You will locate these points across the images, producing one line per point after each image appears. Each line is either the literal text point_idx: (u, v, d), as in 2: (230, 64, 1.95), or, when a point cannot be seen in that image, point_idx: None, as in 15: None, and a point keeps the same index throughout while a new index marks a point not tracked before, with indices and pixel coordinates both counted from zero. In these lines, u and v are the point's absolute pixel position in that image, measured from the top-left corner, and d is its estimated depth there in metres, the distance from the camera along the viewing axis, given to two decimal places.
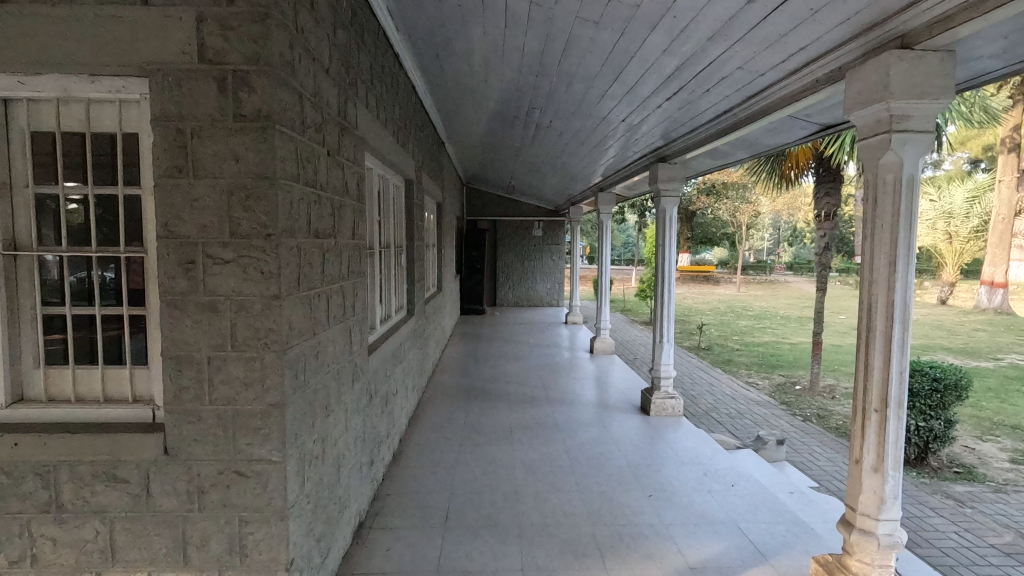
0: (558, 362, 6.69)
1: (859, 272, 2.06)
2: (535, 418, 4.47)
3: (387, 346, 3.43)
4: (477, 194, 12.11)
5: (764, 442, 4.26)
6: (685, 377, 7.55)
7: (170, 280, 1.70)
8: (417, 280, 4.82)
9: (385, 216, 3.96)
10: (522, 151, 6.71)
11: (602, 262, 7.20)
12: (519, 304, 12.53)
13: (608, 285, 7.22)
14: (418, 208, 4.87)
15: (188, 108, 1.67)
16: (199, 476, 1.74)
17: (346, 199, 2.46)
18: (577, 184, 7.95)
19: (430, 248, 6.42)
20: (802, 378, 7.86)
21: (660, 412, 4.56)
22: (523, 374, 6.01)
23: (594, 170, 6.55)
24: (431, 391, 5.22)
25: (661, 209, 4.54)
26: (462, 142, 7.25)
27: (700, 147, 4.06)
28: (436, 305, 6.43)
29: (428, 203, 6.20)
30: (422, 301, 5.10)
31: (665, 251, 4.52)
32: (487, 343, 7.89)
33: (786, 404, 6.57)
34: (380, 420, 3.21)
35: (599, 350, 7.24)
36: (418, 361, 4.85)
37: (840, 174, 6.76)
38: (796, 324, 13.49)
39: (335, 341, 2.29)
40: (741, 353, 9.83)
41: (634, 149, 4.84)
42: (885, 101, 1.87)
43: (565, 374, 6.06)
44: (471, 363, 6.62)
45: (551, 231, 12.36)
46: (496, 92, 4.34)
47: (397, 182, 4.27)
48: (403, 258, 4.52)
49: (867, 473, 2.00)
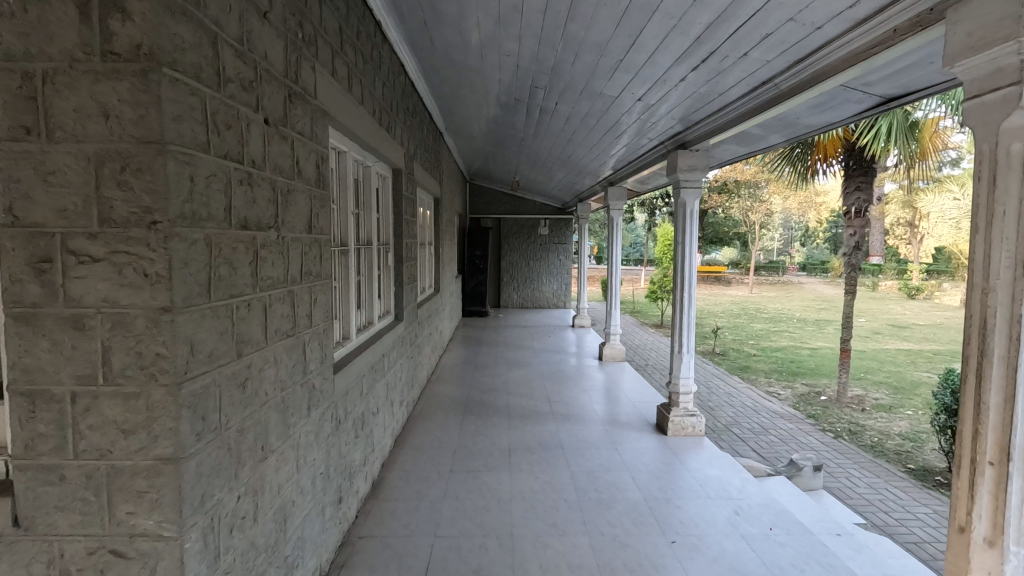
0: (564, 371, 6.18)
1: (968, 276, 1.56)
2: (538, 437, 3.97)
3: (365, 359, 2.95)
4: (480, 191, 11.64)
5: (798, 468, 3.74)
6: (701, 388, 7.02)
7: (18, 287, 1.22)
8: (407, 283, 4.34)
9: (367, 210, 3.47)
10: (526, 141, 6.21)
11: (611, 263, 6.68)
12: (525, 305, 12.03)
13: (618, 286, 6.70)
14: (409, 201, 4.40)
15: (39, 45, 1.18)
16: (62, 557, 1.26)
17: (298, 182, 1.97)
18: (584, 178, 7.43)
19: (425, 246, 5.95)
20: (828, 388, 7.30)
21: (679, 432, 4.05)
22: (526, 385, 5.50)
23: (603, 161, 6.03)
24: (424, 404, 4.73)
25: (680, 203, 4.03)
26: (462, 134, 6.77)
27: (727, 130, 3.53)
28: (431, 309, 5.96)
29: (423, 198, 5.72)
30: (413, 305, 4.62)
31: (685, 250, 4.01)
32: (489, 349, 7.39)
33: (813, 418, 6.02)
34: (351, 447, 2.72)
35: (609, 357, 6.72)
36: (407, 373, 4.36)
37: (872, 167, 6.20)
38: (814, 328, 12.88)
39: (278, 361, 1.80)
40: (758, 359, 9.27)
41: (649, 136, 4.32)
42: (1015, 41, 1.35)
43: (571, 385, 5.56)
44: (470, 371, 6.13)
45: (558, 230, 11.85)
46: (493, 70, 3.84)
47: (382, 171, 3.79)
48: (390, 257, 4.04)
49: (979, 545, 1.53)
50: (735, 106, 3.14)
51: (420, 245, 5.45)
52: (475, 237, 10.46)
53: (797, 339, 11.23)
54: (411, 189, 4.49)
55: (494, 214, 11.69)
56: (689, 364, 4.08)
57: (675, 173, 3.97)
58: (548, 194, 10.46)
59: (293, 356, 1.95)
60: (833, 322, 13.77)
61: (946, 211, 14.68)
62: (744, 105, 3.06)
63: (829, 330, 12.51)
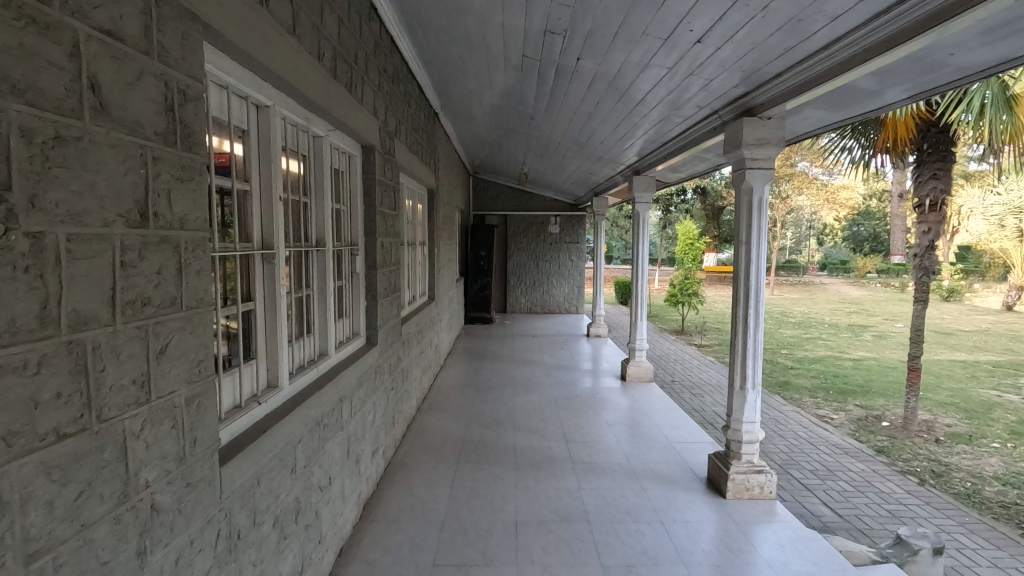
0: (581, 396, 5.18)
1: None
2: (553, 503, 2.98)
3: (299, 420, 1.97)
4: (485, 185, 10.67)
5: (912, 551, 2.72)
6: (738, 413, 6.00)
7: None
8: (384, 295, 3.35)
9: (319, 198, 2.49)
10: (536, 123, 5.21)
11: (637, 266, 5.67)
12: (533, 309, 11.02)
13: (644, 294, 5.68)
14: (387, 190, 3.42)
15: None
16: None
17: (94, 124, 0.99)
18: (602, 168, 6.42)
19: (414, 247, 4.97)
20: (888, 411, 6.25)
21: (741, 495, 3.04)
22: (535, 416, 4.49)
23: (628, 145, 5.01)
24: (408, 445, 3.77)
25: (742, 189, 3.02)
26: (460, 115, 5.77)
27: (821, 88, 2.53)
28: (424, 322, 4.98)
29: (412, 187, 4.74)
30: (394, 321, 3.65)
31: (752, 250, 2.97)
32: (492, 365, 6.39)
33: (881, 453, 4.98)
34: (269, 564, 1.74)
35: (633, 377, 5.70)
36: (384, 411, 3.38)
37: (951, 151, 5.13)
38: (850, 335, 11.76)
39: (13, 506, 0.82)
40: (797, 373, 8.21)
41: (698, 103, 3.31)
42: None
43: (591, 416, 4.53)
44: (470, 395, 5.15)
45: (570, 227, 10.85)
46: (494, 11, 2.84)
47: (344, 146, 2.80)
48: (358, 263, 3.06)
49: None
50: (847, 43, 2.14)
51: (406, 247, 4.47)
52: (478, 236, 9.49)
53: (834, 349, 10.12)
54: (390, 174, 3.52)
55: (500, 210, 10.71)
56: (755, 405, 3.06)
57: (738, 149, 2.96)
58: (559, 187, 9.44)
59: (82, 474, 0.97)
60: (869, 328, 12.64)
61: (987, 204, 12.87)
62: (866, 37, 2.06)
63: (867, 338, 11.39)
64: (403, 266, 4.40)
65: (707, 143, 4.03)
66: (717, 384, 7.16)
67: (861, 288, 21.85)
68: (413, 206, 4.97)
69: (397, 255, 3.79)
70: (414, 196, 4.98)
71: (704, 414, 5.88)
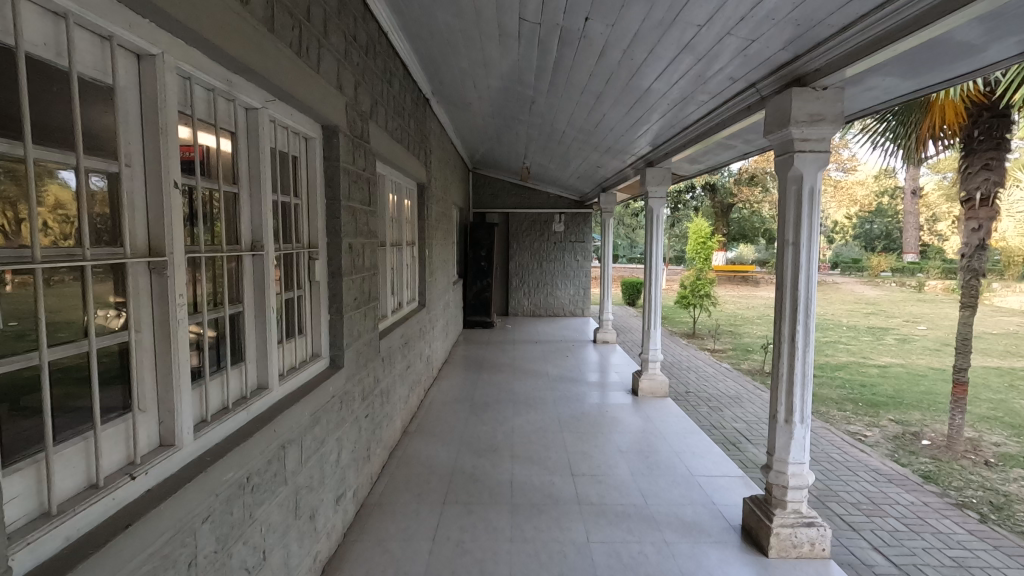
0: (588, 415, 4.62)
1: None
2: (556, 564, 2.43)
3: (202, 492, 1.42)
4: (486, 181, 10.12)
5: None
6: (760, 429, 5.43)
7: None
8: (353, 307, 2.80)
9: (255, 188, 1.95)
10: (537, 108, 4.64)
11: (651, 267, 5.11)
12: (536, 312, 10.46)
13: (659, 299, 5.10)
14: (358, 181, 2.87)
15: None
16: None
17: None
18: (610, 160, 5.85)
19: (399, 247, 4.41)
20: (927, 429, 5.66)
21: (786, 553, 2.47)
22: (535, 441, 3.93)
23: (642, 132, 4.43)
24: (387, 481, 3.23)
25: (787, 177, 2.45)
26: (454, 101, 5.21)
27: (903, 45, 1.95)
28: (412, 332, 4.43)
29: (395, 180, 4.18)
30: (369, 336, 3.09)
31: (802, 254, 2.40)
32: (490, 376, 5.84)
33: (929, 480, 4.40)
34: None
35: (646, 392, 5.13)
36: (355, 446, 2.84)
37: (1005, 138, 4.52)
38: (872, 338, 11.13)
39: None
40: (821, 382, 7.62)
41: (731, 75, 2.74)
42: None
43: (599, 440, 3.97)
44: (465, 413, 4.60)
45: (575, 225, 10.27)
46: None
47: (293, 124, 2.25)
48: (316, 268, 2.51)
49: None
50: None
51: (386, 248, 3.92)
52: (477, 234, 8.94)
53: (857, 355, 9.50)
54: (363, 162, 2.96)
55: (501, 208, 10.16)
56: (804, 443, 2.49)
57: (783, 128, 2.39)
58: (563, 183, 8.88)
59: None
60: (891, 331, 12.00)
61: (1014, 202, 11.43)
62: None
63: (890, 342, 10.75)
64: (382, 269, 3.84)
65: (735, 128, 3.46)
66: (735, 396, 6.59)
67: (875, 287, 21.17)
68: (398, 202, 4.41)
69: (374, 257, 3.24)
70: (399, 191, 4.43)
71: (724, 432, 5.31)
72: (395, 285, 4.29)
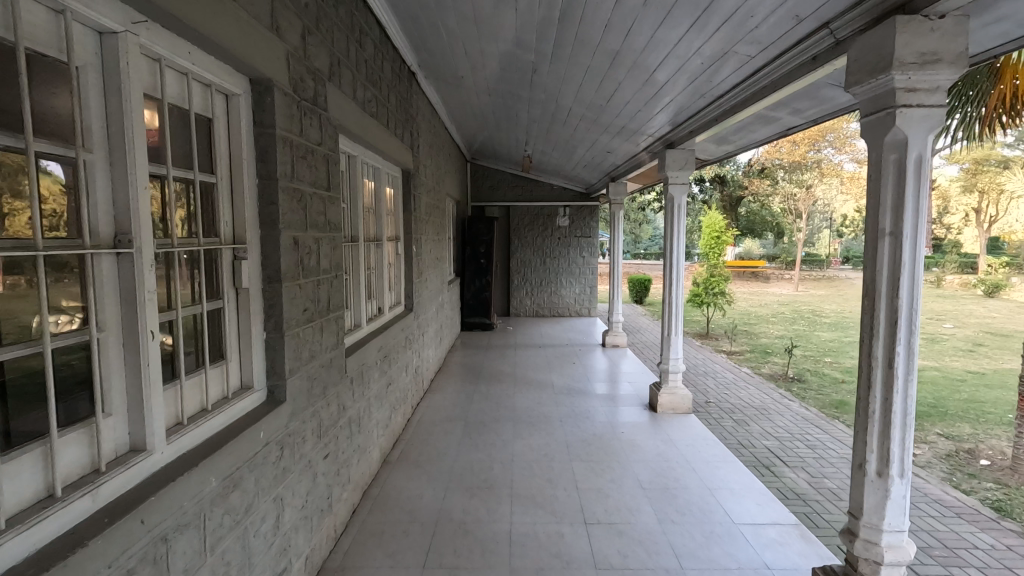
0: (602, 436, 3.97)
1: None
2: None
3: None
4: (485, 172, 9.47)
5: None
6: (795, 449, 4.76)
7: None
8: (302, 320, 2.14)
9: (117, 156, 1.29)
10: (538, 80, 3.98)
11: (671, 266, 4.43)
12: (539, 312, 9.81)
13: (680, 302, 4.44)
14: (307, 157, 2.21)
15: None
16: None
17: None
18: (622, 144, 5.18)
19: (377, 242, 3.76)
20: (983, 446, 5.00)
21: None
22: (538, 475, 3.29)
23: (663, 106, 3.76)
24: (354, 536, 2.58)
25: (882, 144, 1.80)
26: (443, 76, 4.55)
27: None
28: (394, 343, 3.77)
29: (371, 163, 3.52)
30: (328, 356, 2.44)
31: (906, 248, 1.75)
32: (488, 389, 5.19)
33: (1003, 514, 3.73)
34: None
35: (666, 408, 4.47)
36: (307, 500, 2.19)
37: None
38: None
39: None
40: (851, 390, 6.96)
41: (795, 12, 2.08)
42: None
43: (614, 472, 3.32)
44: (457, 436, 3.95)
45: (580, 219, 9.62)
46: None
47: (195, 68, 1.58)
48: (242, 271, 1.86)
49: None
50: None
51: (358, 244, 3.25)
52: (475, 229, 8.29)
53: None
54: (315, 135, 2.30)
55: (501, 201, 9.50)
56: (904, 504, 1.85)
57: (880, 74, 1.72)
58: (567, 173, 8.20)
59: None
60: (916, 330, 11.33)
61: None
62: None
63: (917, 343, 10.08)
64: (351, 270, 3.18)
65: (784, 94, 2.80)
66: (760, 407, 5.92)
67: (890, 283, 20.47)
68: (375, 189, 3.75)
69: (337, 256, 2.58)
70: (376, 177, 3.77)
71: (753, 452, 4.64)
72: (371, 288, 3.62)
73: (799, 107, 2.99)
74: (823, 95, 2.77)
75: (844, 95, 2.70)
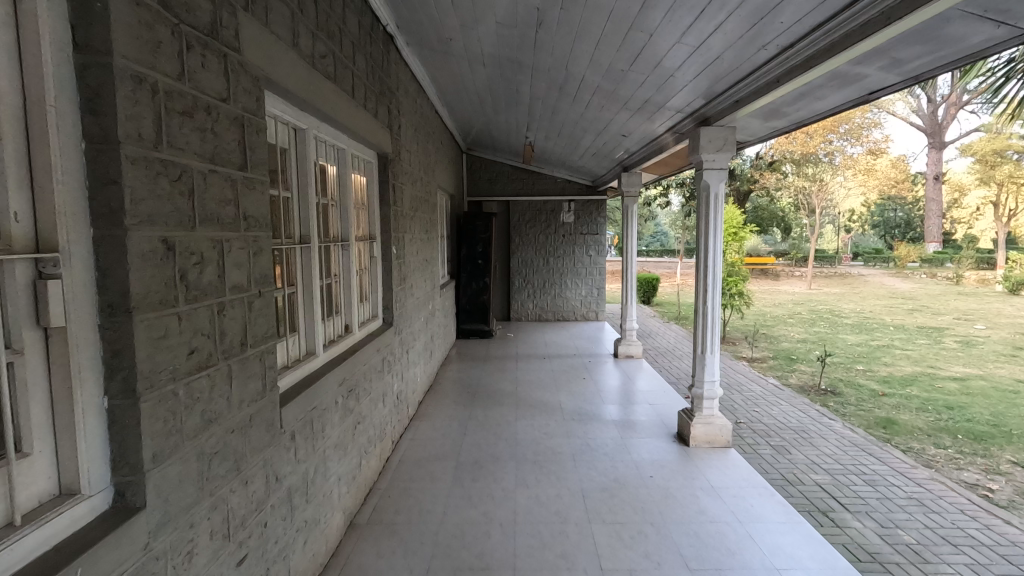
0: (626, 481, 3.19)
1: None
2: None
3: None
4: (482, 164, 8.69)
5: None
6: (851, 487, 3.98)
7: None
8: (181, 372, 1.35)
9: None
10: (544, 39, 3.20)
11: (704, 270, 3.63)
12: (542, 316, 9.02)
13: (717, 313, 3.65)
14: (196, 115, 1.43)
15: None
16: None
17: None
18: (641, 126, 4.41)
19: (342, 244, 2.98)
20: None
21: None
22: (549, 547, 2.52)
23: (703, 69, 2.98)
24: None
25: None
26: (428, 41, 3.77)
27: None
28: (364, 370, 3.00)
29: (329, 142, 2.74)
30: (244, 412, 1.66)
31: None
32: (486, 413, 4.41)
33: None
34: None
35: (700, 441, 3.69)
36: None
37: None
38: (929, 342, 9.69)
39: None
40: (895, 405, 6.20)
41: None
42: None
43: (647, 543, 2.55)
44: (446, 483, 3.18)
45: (586, 215, 8.83)
46: None
47: None
48: (49, 297, 1.06)
49: None
50: None
51: (310, 246, 2.47)
52: (471, 226, 7.51)
53: (922, 365, 8.07)
54: (212, 84, 1.51)
55: (500, 195, 8.73)
56: None
57: None
58: (573, 164, 7.42)
59: None
60: (947, 332, 10.56)
61: None
62: None
63: (952, 346, 9.32)
64: (297, 281, 2.40)
65: (888, 36, 2.02)
66: (800, 429, 5.14)
67: (906, 281, 19.70)
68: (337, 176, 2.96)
69: (262, 265, 1.81)
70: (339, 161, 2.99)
71: (802, 490, 3.86)
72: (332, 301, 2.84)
73: (900, 56, 2.21)
74: (948, 34, 1.99)
75: (981, 32, 1.92)
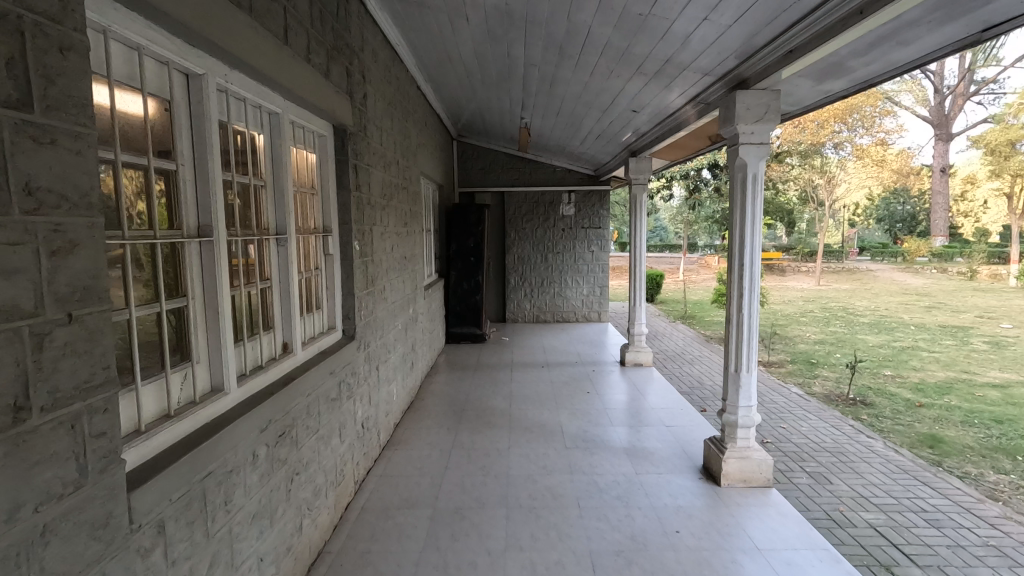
0: (646, 539, 2.51)
1: None
2: None
3: None
4: (474, 152, 7.98)
5: None
6: (913, 530, 3.29)
7: None
8: None
9: None
10: None
11: (738, 271, 2.94)
12: (540, 317, 8.34)
13: (755, 323, 2.95)
14: None
15: None
16: None
17: None
18: (655, 98, 3.71)
19: (276, 238, 2.28)
20: None
21: None
22: None
23: (746, 12, 2.29)
24: None
25: None
26: None
27: None
28: (308, 403, 2.30)
29: (248, 103, 2.04)
30: (21, 526, 0.95)
31: None
32: (473, 438, 3.73)
33: None
34: None
35: (733, 480, 2.99)
36: None
37: None
38: (956, 343, 9.00)
39: None
40: (936, 418, 5.53)
41: None
42: None
43: None
44: (417, 543, 2.48)
45: (588, 207, 8.14)
46: None
47: None
48: None
49: None
50: None
51: (213, 241, 1.77)
52: (462, 219, 6.82)
53: (955, 369, 7.39)
54: None
55: (494, 186, 8.02)
56: None
57: None
58: (573, 150, 6.71)
59: None
60: (973, 332, 9.88)
61: None
62: None
63: (982, 348, 8.62)
64: (191, 290, 1.70)
65: None
66: (837, 452, 4.45)
67: (917, 276, 19.02)
68: (268, 148, 2.25)
69: (83, 271, 1.11)
70: (272, 129, 2.28)
71: (857, 536, 3.17)
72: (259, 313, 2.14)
73: None
74: None
75: None
